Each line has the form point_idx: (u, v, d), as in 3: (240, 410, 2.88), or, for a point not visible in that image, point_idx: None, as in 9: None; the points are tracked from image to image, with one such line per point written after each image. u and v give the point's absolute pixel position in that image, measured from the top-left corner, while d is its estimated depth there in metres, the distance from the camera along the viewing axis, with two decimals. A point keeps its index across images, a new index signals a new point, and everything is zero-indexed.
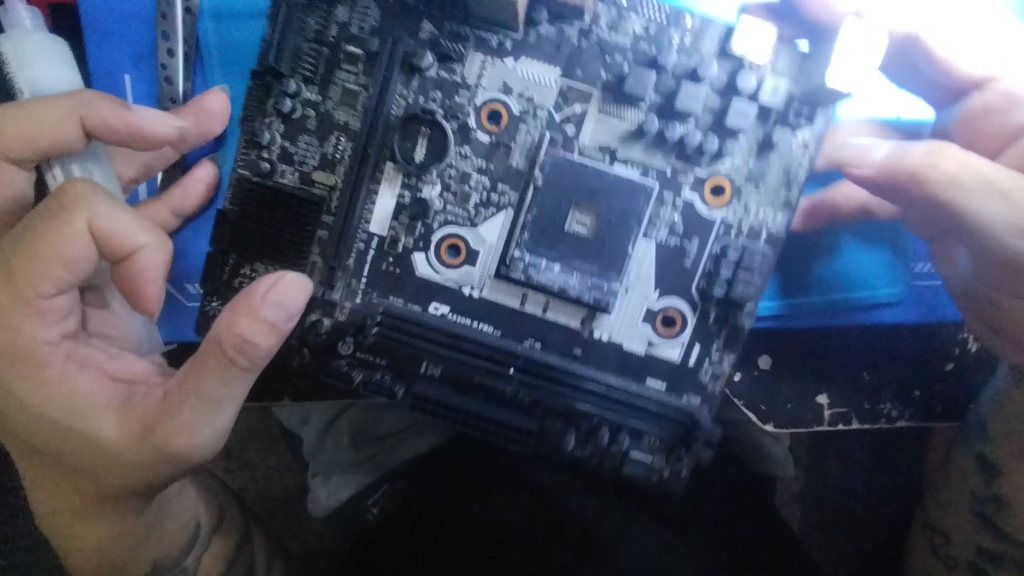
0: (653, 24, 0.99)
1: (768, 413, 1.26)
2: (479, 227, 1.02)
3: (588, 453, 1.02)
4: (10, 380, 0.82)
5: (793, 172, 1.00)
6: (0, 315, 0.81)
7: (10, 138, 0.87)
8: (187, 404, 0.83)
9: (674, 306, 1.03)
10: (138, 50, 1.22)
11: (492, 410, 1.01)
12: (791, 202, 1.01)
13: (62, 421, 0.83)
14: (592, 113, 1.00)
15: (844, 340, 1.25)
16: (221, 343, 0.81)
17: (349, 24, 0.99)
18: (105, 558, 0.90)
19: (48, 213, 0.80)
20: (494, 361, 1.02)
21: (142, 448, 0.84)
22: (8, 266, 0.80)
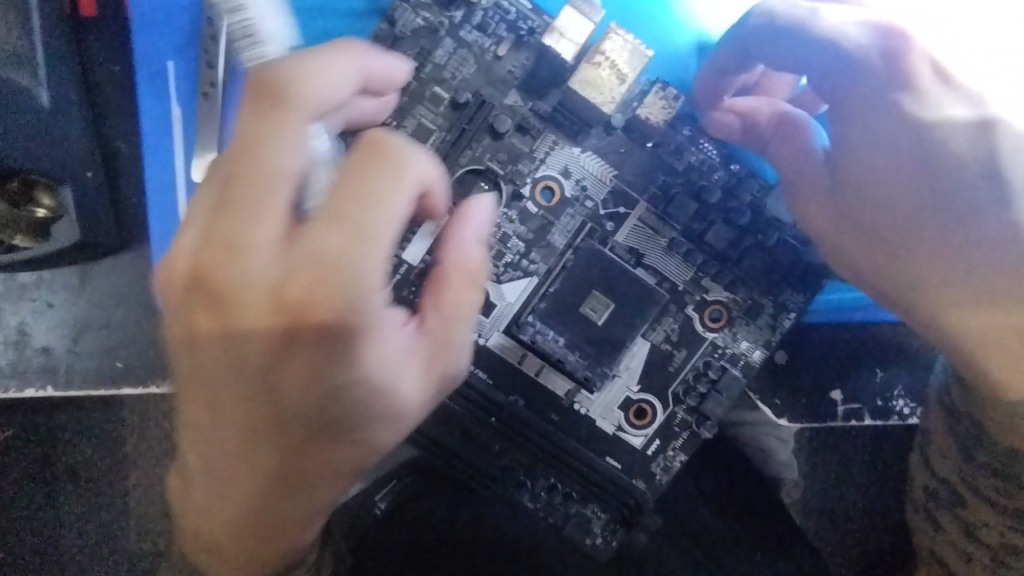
0: (707, 159, 0.99)
1: (782, 406, 1.19)
2: (502, 284, 0.98)
3: (540, 506, 1.00)
4: (313, 340, 0.62)
5: (783, 303, 1.01)
6: (332, 266, 0.61)
7: (320, 91, 0.65)
8: (447, 326, 0.69)
9: (651, 402, 1.01)
10: (178, 38, 1.00)
11: (465, 447, 0.99)
12: (773, 343, 1.01)
13: (363, 384, 0.65)
14: (633, 216, 0.98)
15: (853, 346, 1.18)
16: (463, 270, 0.69)
17: (444, 67, 0.95)
18: (260, 554, 0.73)
19: (369, 171, 0.62)
20: (478, 408, 0.99)
21: (427, 381, 0.69)
22: (359, 223, 0.61)
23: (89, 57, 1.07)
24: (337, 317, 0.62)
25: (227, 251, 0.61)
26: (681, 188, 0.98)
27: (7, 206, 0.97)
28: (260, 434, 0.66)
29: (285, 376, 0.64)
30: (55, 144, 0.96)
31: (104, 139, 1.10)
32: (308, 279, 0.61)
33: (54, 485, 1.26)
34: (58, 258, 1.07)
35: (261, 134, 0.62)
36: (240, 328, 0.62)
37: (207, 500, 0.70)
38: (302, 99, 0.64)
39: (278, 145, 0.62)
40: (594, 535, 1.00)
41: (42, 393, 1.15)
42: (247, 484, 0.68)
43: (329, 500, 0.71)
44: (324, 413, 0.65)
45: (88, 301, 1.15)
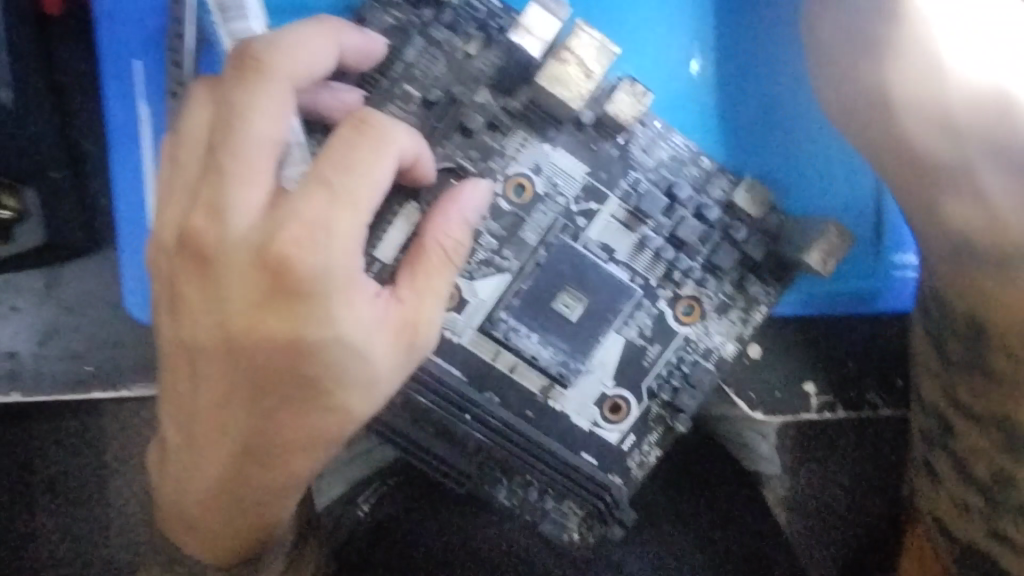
0: (677, 155, 0.99)
1: (756, 400, 1.19)
2: (475, 282, 0.98)
3: (517, 504, 1.01)
4: (291, 297, 0.70)
5: (754, 298, 1.02)
6: (312, 227, 0.69)
7: (300, 65, 0.75)
8: (424, 295, 0.78)
9: (626, 398, 1.01)
10: (145, 38, 0.99)
11: (440, 446, 0.99)
12: (745, 336, 1.02)
13: (336, 344, 0.72)
14: (605, 213, 0.99)
15: (826, 338, 1.19)
16: (443, 246, 0.81)
17: (414, 65, 0.95)
18: (234, 501, 0.81)
19: (349, 142, 0.70)
20: (451, 406, 0.97)
21: (396, 346, 0.76)
22: (338, 189, 0.69)
23: (55, 60, 1.06)
24: (313, 276, 0.70)
25: (220, 214, 0.70)
26: (653, 184, 0.99)
27: None
28: (243, 381, 0.74)
29: (266, 331, 0.71)
30: (16, 143, 0.94)
31: (71, 141, 1.08)
32: (289, 242, 0.69)
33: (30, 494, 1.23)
34: (26, 261, 1.05)
35: (251, 107, 0.70)
36: (230, 282, 0.71)
37: (197, 444, 0.79)
38: (286, 68, 0.73)
39: (263, 117, 0.70)
40: (571, 530, 1.01)
41: (8, 399, 1.12)
42: (233, 429, 0.76)
43: (303, 460, 0.78)
44: (299, 367, 0.73)
45: (54, 305, 1.12)
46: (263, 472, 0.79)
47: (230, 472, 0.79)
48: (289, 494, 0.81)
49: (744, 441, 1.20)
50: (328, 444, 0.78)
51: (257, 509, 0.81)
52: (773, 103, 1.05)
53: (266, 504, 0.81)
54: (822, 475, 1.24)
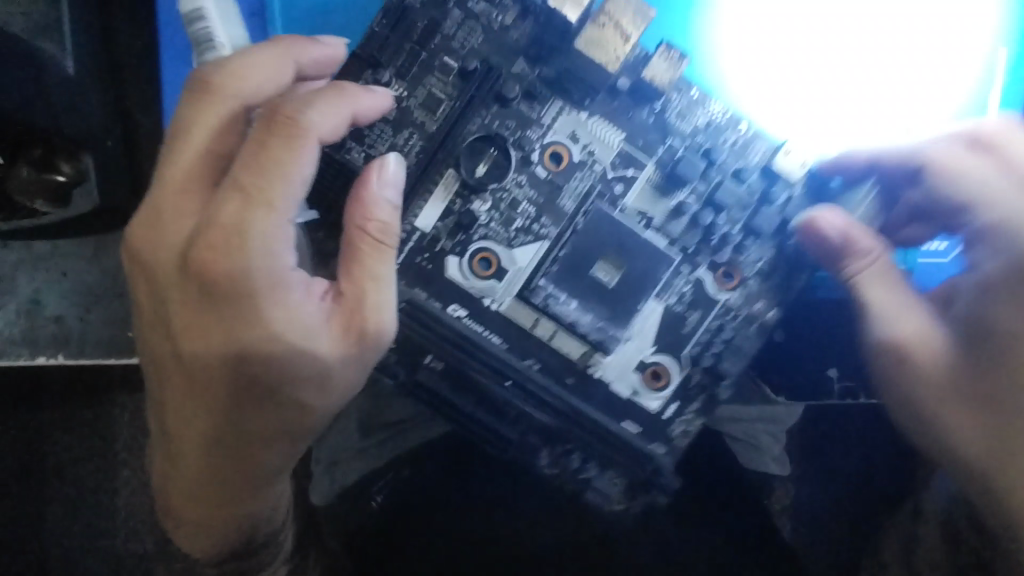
0: (713, 121, 1.02)
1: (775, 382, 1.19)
2: (514, 249, 1.01)
3: (561, 471, 1.03)
4: (226, 297, 0.73)
5: (793, 278, 1.03)
6: (230, 227, 0.72)
7: (243, 82, 0.77)
8: (362, 285, 0.78)
9: (663, 363, 1.03)
10: None
11: (482, 414, 1.01)
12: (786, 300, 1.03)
13: (271, 342, 0.74)
14: (642, 178, 1.02)
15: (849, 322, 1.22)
16: (367, 231, 0.78)
17: (453, 37, 0.98)
18: (209, 495, 0.84)
19: (260, 138, 0.74)
20: (497, 370, 0.99)
21: (340, 336, 0.77)
22: (251, 188, 0.72)
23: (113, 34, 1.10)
24: (234, 278, 0.72)
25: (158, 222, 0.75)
26: (686, 148, 1.01)
27: (33, 170, 1.00)
28: (186, 380, 0.77)
29: (201, 330, 0.74)
30: (76, 109, 0.98)
31: (124, 113, 1.12)
32: (206, 247, 0.72)
33: (48, 474, 1.30)
34: (78, 227, 1.09)
35: (190, 123, 0.76)
36: (168, 285, 0.75)
37: (173, 446, 0.83)
38: (228, 87, 0.77)
39: (207, 131, 0.76)
40: (612, 502, 1.04)
41: (53, 361, 1.16)
42: (189, 432, 0.80)
43: (274, 451, 0.82)
44: (238, 365, 0.75)
45: (101, 270, 1.17)
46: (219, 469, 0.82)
47: (205, 468, 0.82)
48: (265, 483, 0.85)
49: (758, 443, 1.21)
50: (290, 436, 0.81)
51: (240, 500, 0.85)
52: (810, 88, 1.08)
53: (243, 495, 0.84)
54: (823, 476, 1.34)
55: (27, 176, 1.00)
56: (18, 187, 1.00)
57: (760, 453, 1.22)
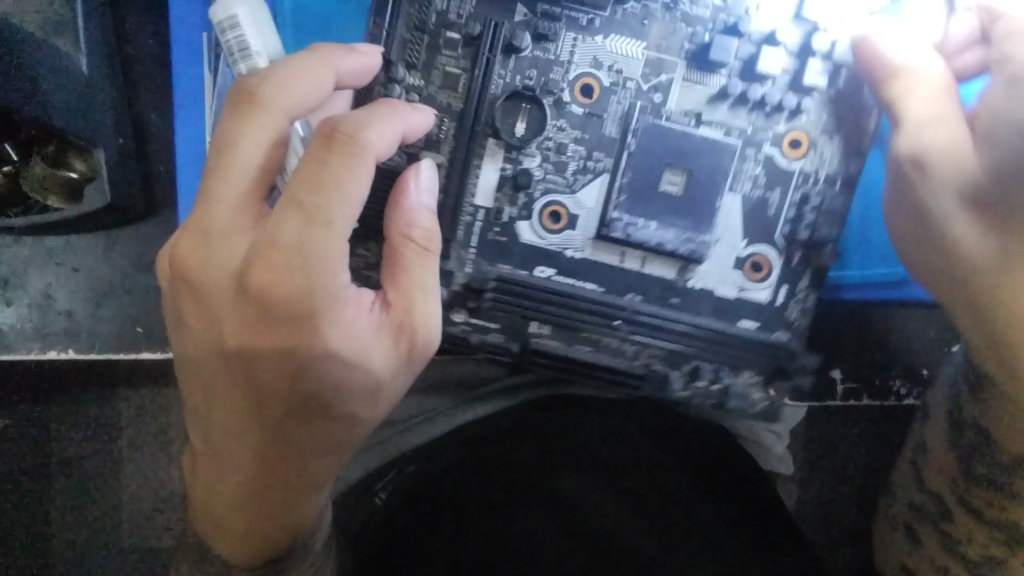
0: None
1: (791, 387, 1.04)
2: (578, 193, 0.98)
3: (693, 391, 1.02)
4: (283, 314, 0.72)
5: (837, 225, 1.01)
6: (289, 245, 0.70)
7: (290, 94, 0.75)
8: (412, 297, 0.77)
9: (762, 252, 1.01)
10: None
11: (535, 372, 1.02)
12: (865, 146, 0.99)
13: (326, 360, 0.73)
14: (678, 79, 0.97)
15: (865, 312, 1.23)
16: (410, 240, 0.78)
17: (447, 11, 0.95)
18: (250, 519, 0.81)
19: (316, 155, 0.71)
20: (603, 306, 0.99)
21: (391, 352, 0.77)
22: (308, 205, 0.70)
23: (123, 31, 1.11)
24: (289, 295, 0.71)
25: (207, 242, 0.74)
26: (723, 70, 0.97)
27: (46, 165, 1.02)
28: (237, 394, 0.76)
29: (253, 346, 0.73)
30: (91, 104, 1.00)
31: (135, 110, 1.13)
32: (265, 265, 0.71)
33: (54, 466, 1.32)
34: (90, 223, 1.11)
35: (236, 137, 0.73)
36: (220, 302, 0.74)
37: (218, 466, 0.80)
38: (273, 99, 0.74)
39: (256, 145, 0.74)
40: (754, 403, 1.03)
41: (65, 355, 1.17)
42: (234, 451, 0.78)
43: (322, 470, 0.80)
44: (293, 381, 0.74)
45: (112, 265, 1.18)
46: (268, 492, 0.79)
47: (251, 487, 0.80)
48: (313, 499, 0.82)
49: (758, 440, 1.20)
50: (337, 450, 0.80)
51: (287, 519, 0.81)
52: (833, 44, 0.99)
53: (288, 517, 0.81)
54: (827, 481, 1.32)
55: (41, 171, 1.02)
56: (31, 181, 1.02)
57: (763, 450, 1.20)
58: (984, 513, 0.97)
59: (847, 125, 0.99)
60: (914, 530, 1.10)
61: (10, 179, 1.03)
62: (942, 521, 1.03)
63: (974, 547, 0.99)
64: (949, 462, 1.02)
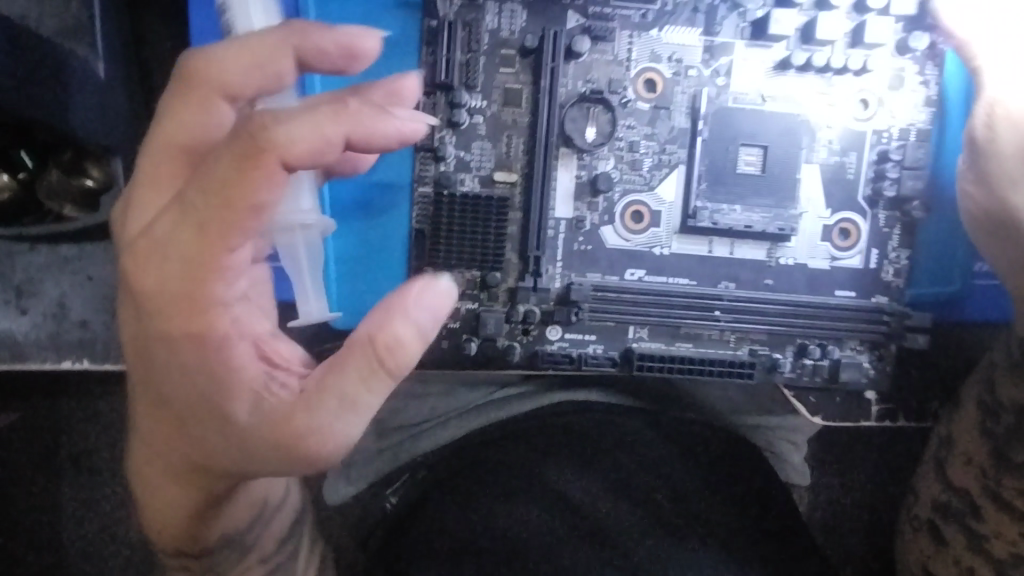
0: None
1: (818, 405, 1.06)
2: (657, 189, 0.96)
3: (800, 371, 0.99)
4: (162, 319, 0.62)
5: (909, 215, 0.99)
6: (168, 246, 0.60)
7: (232, 71, 0.71)
8: (321, 402, 0.63)
9: (849, 220, 0.99)
10: None
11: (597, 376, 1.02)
12: (934, 98, 0.97)
13: (209, 383, 0.63)
14: (738, 58, 0.96)
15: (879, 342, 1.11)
16: (372, 344, 0.62)
17: (500, 28, 0.93)
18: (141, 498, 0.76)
19: (218, 154, 0.56)
20: (698, 304, 0.96)
21: (269, 436, 0.63)
22: (192, 212, 0.58)
23: (144, 37, 1.09)
24: (167, 300, 0.62)
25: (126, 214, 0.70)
26: (786, 45, 0.96)
27: (62, 174, 1.00)
28: (132, 381, 0.69)
29: (139, 339, 0.65)
30: (106, 114, 0.98)
31: (155, 118, 1.11)
32: (141, 258, 0.62)
33: (58, 471, 1.30)
34: (105, 232, 1.08)
35: (169, 118, 0.72)
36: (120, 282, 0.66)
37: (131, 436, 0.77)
38: (214, 75, 0.71)
39: (184, 115, 0.72)
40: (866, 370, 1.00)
41: (77, 365, 1.15)
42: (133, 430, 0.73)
43: (203, 488, 0.70)
44: (173, 394, 0.65)
45: None
46: (156, 495, 0.73)
47: (136, 469, 0.75)
48: (193, 511, 0.74)
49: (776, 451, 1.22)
50: (211, 478, 0.69)
51: (166, 515, 0.75)
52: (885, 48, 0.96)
53: (168, 514, 0.74)
54: (847, 495, 1.34)
55: (57, 180, 1.00)
56: (46, 190, 1.00)
57: (779, 460, 1.23)
58: (1011, 502, 0.91)
59: (923, 100, 0.97)
60: (936, 527, 1.02)
61: (20, 186, 0.99)
62: (970, 519, 0.96)
63: (1001, 544, 0.92)
64: (979, 451, 0.96)
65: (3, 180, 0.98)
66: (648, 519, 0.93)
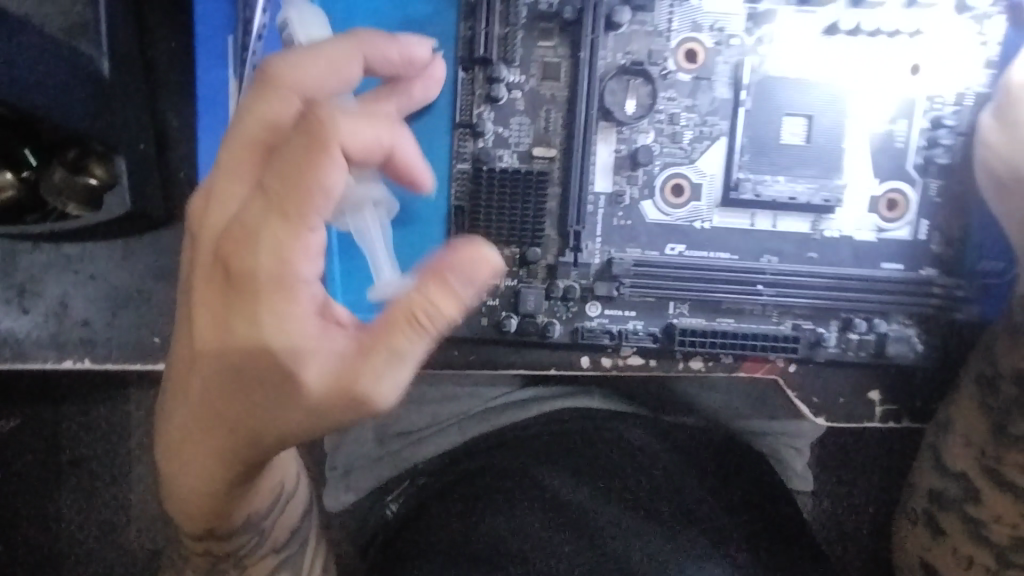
0: None
1: (822, 405, 1.07)
2: (698, 161, 0.95)
3: (846, 345, 0.99)
4: (243, 299, 0.60)
5: (963, 181, 0.96)
6: (251, 227, 0.59)
7: (306, 73, 0.66)
8: (378, 360, 0.60)
9: (897, 189, 0.96)
10: None
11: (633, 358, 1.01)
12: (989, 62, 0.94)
13: (276, 366, 0.61)
14: (783, 25, 0.92)
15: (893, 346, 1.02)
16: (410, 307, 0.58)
17: (538, 1, 0.91)
18: (175, 484, 0.73)
19: (294, 141, 0.56)
20: (741, 277, 0.95)
21: (335, 401, 0.61)
22: (279, 194, 0.57)
23: (147, 29, 1.05)
24: (250, 276, 0.59)
25: (205, 201, 0.65)
26: (834, 9, 0.92)
27: (66, 172, 0.96)
28: (192, 364, 0.66)
29: (215, 322, 0.62)
30: (107, 103, 0.94)
31: (157, 114, 1.07)
32: (227, 239, 0.60)
33: (54, 480, 1.26)
34: (107, 231, 1.04)
35: (250, 110, 0.64)
36: (198, 263, 0.64)
37: (163, 421, 0.73)
38: (286, 76, 0.65)
39: (257, 109, 0.64)
40: (914, 346, 0.99)
41: (81, 366, 1.11)
42: (177, 414, 0.70)
43: (254, 466, 0.69)
44: (246, 374, 0.63)
45: (129, 271, 1.11)
46: (194, 477, 0.71)
47: (176, 454, 0.71)
48: (235, 492, 0.72)
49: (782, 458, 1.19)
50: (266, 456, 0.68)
51: (206, 500, 0.73)
52: (938, 11, 0.93)
53: (207, 497, 0.72)
54: (860, 496, 1.30)
55: (61, 178, 0.96)
56: (49, 187, 0.97)
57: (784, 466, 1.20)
58: (1013, 481, 0.90)
59: (981, 63, 0.94)
60: (936, 517, 1.00)
61: (24, 185, 0.96)
62: (969, 502, 0.95)
63: (1000, 528, 0.92)
64: (982, 429, 0.93)
65: (8, 179, 0.95)
66: (636, 518, 0.88)
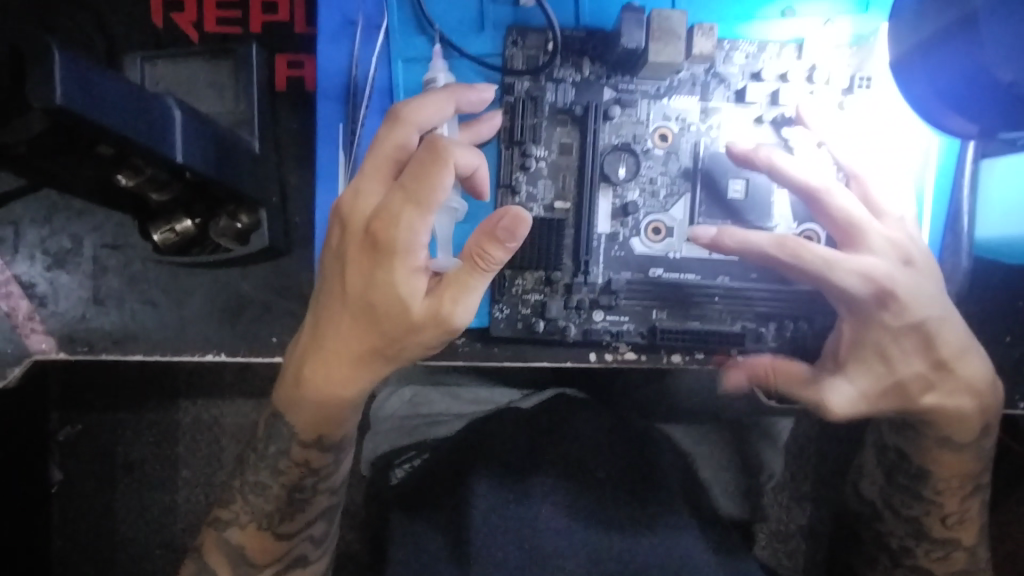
0: (750, 53, 1.33)
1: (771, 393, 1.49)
2: (670, 211, 1.34)
3: (781, 341, 1.37)
4: (386, 252, 0.98)
5: None
6: (393, 211, 0.97)
7: (422, 116, 1.04)
8: (453, 293, 1.00)
9: (810, 229, 1.34)
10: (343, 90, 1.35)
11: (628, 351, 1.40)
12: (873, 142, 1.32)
13: (393, 291, 0.99)
14: (726, 116, 1.33)
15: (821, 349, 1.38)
16: (472, 256, 0.97)
17: (557, 100, 1.32)
18: (316, 379, 1.09)
19: (423, 161, 0.94)
20: (702, 289, 1.35)
21: (436, 319, 1.00)
22: (415, 194, 0.95)
23: (277, 119, 1.47)
24: (394, 240, 0.97)
25: (352, 197, 1.02)
26: (760, 106, 1.33)
27: (227, 218, 1.38)
28: (340, 288, 1.03)
29: (362, 265, 1.00)
30: (255, 173, 1.36)
31: (281, 177, 1.47)
32: (383, 222, 0.97)
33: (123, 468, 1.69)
34: (244, 260, 1.47)
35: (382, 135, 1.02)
36: (352, 230, 1.01)
37: (314, 331, 1.09)
38: (408, 117, 1.03)
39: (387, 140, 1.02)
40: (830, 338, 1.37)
41: (218, 357, 1.47)
42: (327, 323, 1.06)
43: (375, 371, 1.08)
44: (372, 295, 1.01)
45: (251, 290, 1.51)
46: (328, 371, 1.08)
47: (320, 351, 1.08)
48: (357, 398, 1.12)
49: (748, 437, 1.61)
50: (383, 362, 1.07)
51: (330, 399, 1.10)
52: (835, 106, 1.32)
53: (335, 398, 1.10)
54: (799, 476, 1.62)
55: (224, 223, 1.38)
56: (216, 229, 1.38)
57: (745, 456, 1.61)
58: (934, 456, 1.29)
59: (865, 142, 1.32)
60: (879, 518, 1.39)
61: (199, 229, 1.38)
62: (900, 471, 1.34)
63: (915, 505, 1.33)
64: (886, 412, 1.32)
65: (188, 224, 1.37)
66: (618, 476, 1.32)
